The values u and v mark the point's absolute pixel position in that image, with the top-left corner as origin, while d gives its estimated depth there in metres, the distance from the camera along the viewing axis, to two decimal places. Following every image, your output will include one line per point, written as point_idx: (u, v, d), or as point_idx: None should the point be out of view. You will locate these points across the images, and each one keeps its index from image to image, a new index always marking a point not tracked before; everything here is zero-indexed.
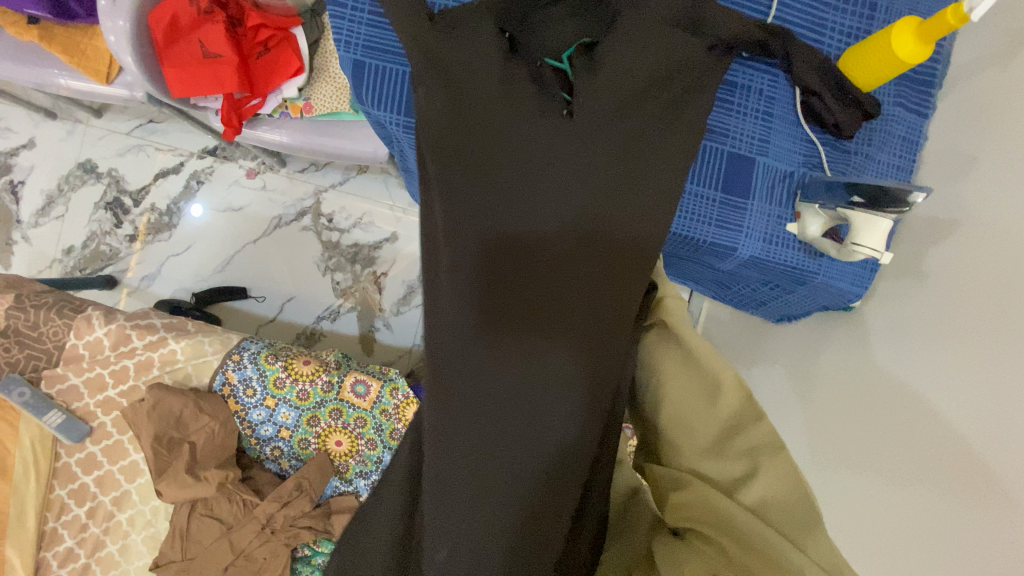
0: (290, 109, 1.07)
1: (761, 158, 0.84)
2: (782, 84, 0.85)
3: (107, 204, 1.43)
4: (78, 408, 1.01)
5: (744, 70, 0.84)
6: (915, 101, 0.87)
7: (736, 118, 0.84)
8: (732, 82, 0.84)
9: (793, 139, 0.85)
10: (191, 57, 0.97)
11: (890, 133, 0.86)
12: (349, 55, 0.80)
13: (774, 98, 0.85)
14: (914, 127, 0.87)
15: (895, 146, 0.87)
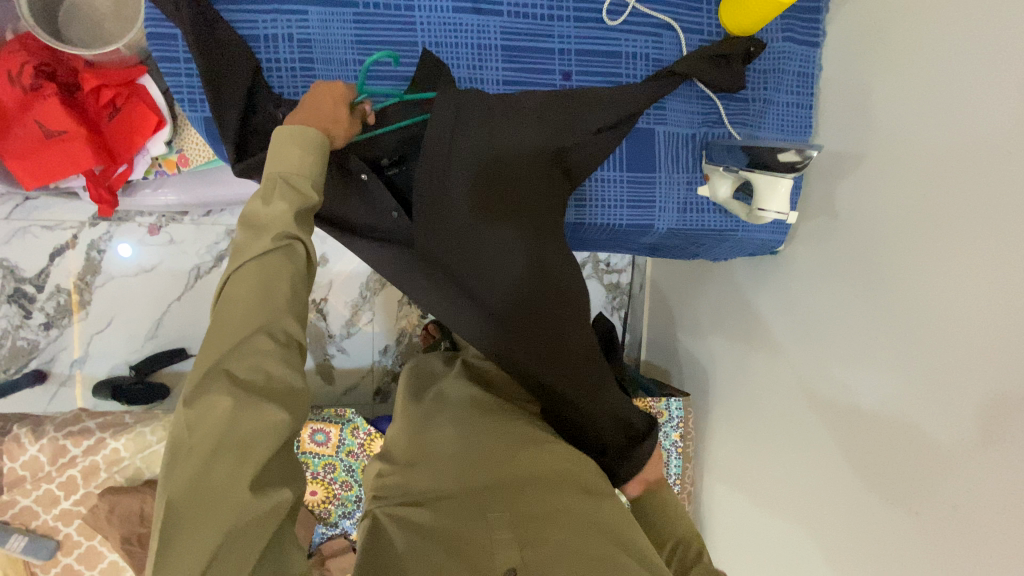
0: (165, 166, 0.98)
1: (660, 127, 0.81)
2: (666, 43, 0.81)
3: (8, 296, 1.33)
4: (38, 527, 0.97)
5: (626, 37, 0.79)
6: (804, 32, 0.84)
7: None
8: (616, 52, 0.79)
9: (689, 98, 0.82)
10: (33, 142, 0.86)
11: (785, 71, 0.83)
12: (198, 114, 0.73)
13: (661, 60, 0.81)
14: (807, 59, 0.84)
15: (792, 83, 0.84)
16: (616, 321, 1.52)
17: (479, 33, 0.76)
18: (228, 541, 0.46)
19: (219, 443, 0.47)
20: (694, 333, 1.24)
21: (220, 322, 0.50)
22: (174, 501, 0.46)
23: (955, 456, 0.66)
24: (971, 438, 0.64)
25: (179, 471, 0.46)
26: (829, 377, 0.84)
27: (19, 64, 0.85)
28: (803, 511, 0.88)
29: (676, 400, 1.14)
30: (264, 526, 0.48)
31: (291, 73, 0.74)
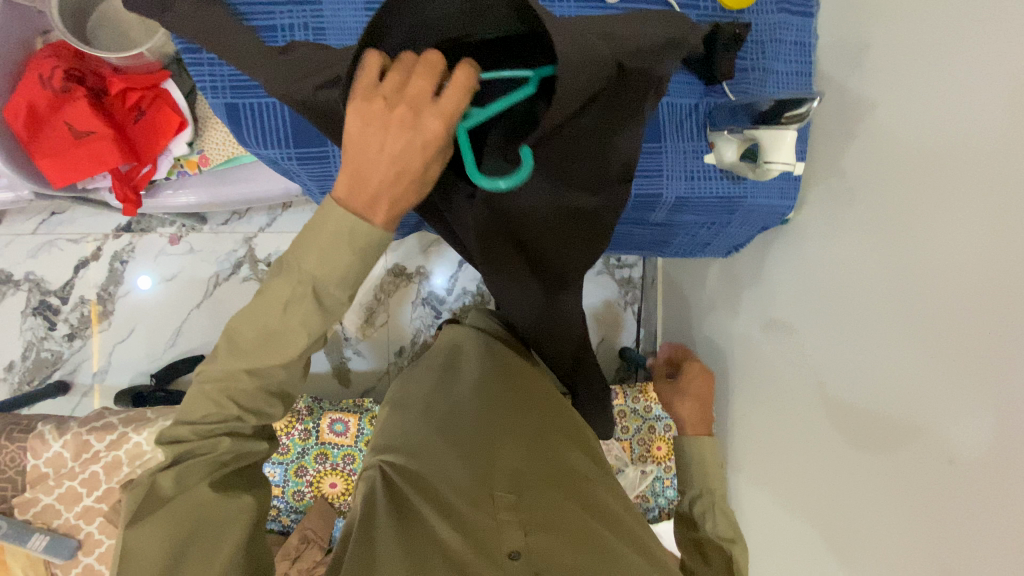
0: (187, 167, 1.03)
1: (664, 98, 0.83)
2: None
3: (35, 309, 1.37)
4: (59, 526, 0.97)
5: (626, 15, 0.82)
6: (798, 3, 0.86)
7: None
8: None
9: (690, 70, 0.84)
10: (62, 143, 0.91)
11: (783, 41, 0.86)
12: (219, 100, 0.76)
13: None
14: (804, 29, 0.87)
15: (791, 53, 0.86)
16: (630, 315, 1.51)
17: None
18: (187, 544, 0.54)
19: (190, 468, 0.55)
20: (709, 317, 1.23)
21: (207, 396, 0.56)
22: (157, 500, 0.54)
23: (973, 399, 0.64)
24: (984, 378, 0.63)
25: (163, 478, 0.54)
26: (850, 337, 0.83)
27: (50, 69, 0.89)
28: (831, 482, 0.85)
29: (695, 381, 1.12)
30: (225, 531, 0.56)
31: None
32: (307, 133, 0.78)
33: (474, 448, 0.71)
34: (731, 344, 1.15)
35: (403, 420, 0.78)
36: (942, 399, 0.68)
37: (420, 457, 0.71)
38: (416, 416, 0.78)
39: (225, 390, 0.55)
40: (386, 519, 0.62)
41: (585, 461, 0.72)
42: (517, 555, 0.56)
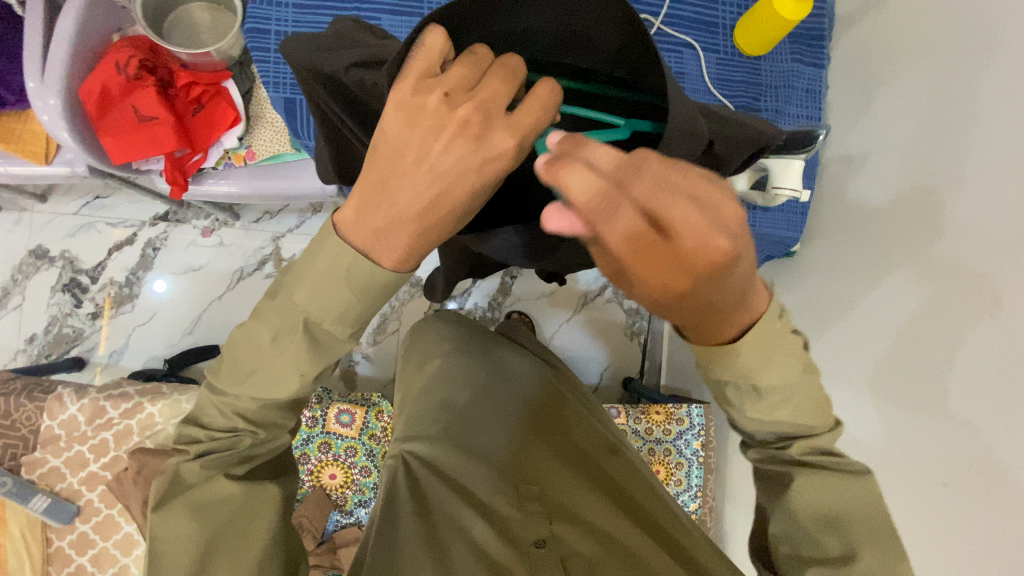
0: (234, 159, 1.10)
1: None
2: (688, 59, 0.92)
3: (65, 285, 1.43)
4: (62, 490, 0.99)
5: None
6: (811, 55, 0.94)
7: None
8: None
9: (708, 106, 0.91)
10: (127, 124, 0.99)
11: (795, 88, 0.93)
12: (279, 95, 0.85)
13: (683, 72, 0.91)
14: (815, 79, 0.94)
15: (802, 99, 0.94)
16: (636, 344, 1.54)
17: None
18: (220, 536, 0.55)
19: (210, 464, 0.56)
20: None
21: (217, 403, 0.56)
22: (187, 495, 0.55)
23: (969, 422, 0.67)
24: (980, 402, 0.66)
25: (189, 472, 0.56)
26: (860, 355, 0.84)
27: (126, 56, 0.98)
28: None
29: (697, 407, 1.14)
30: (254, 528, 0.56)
31: None
32: None
33: (495, 447, 0.76)
34: None
35: (416, 408, 0.83)
36: (940, 424, 0.71)
37: (438, 441, 0.76)
38: (431, 404, 0.82)
39: (229, 407, 0.55)
40: (410, 503, 0.68)
41: (597, 455, 0.78)
42: (542, 543, 0.66)
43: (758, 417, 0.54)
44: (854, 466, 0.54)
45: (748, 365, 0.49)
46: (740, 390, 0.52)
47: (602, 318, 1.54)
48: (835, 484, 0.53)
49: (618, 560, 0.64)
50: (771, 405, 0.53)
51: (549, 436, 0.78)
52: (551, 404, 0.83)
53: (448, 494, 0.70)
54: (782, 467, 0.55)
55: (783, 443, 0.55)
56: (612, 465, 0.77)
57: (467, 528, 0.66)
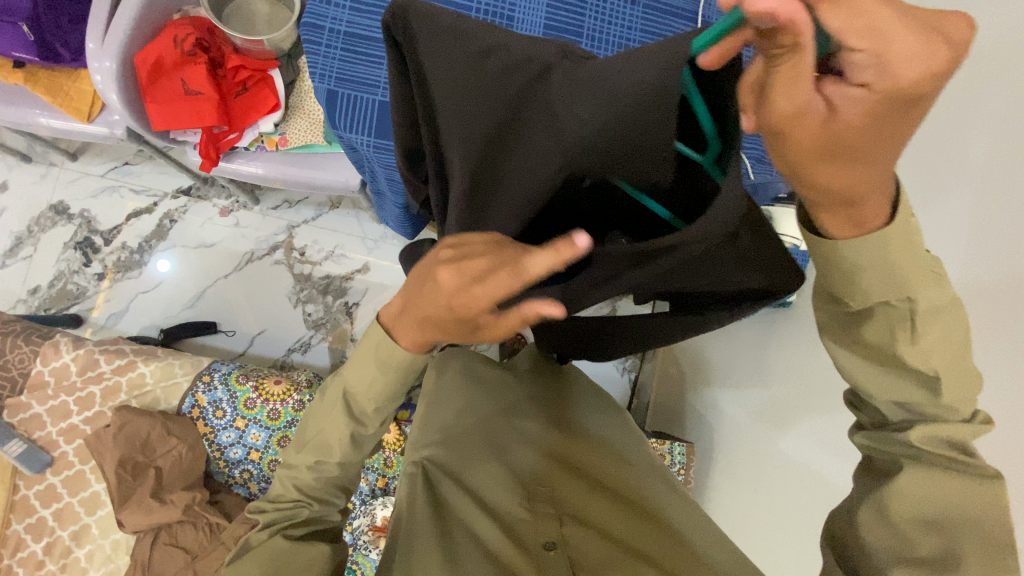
0: (266, 143, 1.14)
1: None
2: None
3: (77, 243, 1.45)
4: (39, 438, 0.99)
5: None
6: None
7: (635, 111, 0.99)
8: None
9: None
10: (173, 95, 1.04)
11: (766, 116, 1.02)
12: (323, 86, 0.91)
13: None
14: None
15: None
16: (626, 380, 1.55)
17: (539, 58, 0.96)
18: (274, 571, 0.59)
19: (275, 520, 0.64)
20: (701, 390, 1.28)
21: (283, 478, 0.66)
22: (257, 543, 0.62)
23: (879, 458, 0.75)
24: None
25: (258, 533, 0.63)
26: (812, 406, 0.89)
27: (185, 33, 1.04)
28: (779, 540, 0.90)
29: (679, 446, 1.15)
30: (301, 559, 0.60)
31: None
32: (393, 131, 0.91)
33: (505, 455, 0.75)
34: (718, 418, 1.18)
35: (433, 411, 0.83)
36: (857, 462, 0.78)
37: (452, 445, 0.76)
38: (447, 410, 0.82)
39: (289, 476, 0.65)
40: (424, 506, 0.67)
41: (609, 465, 0.76)
42: (552, 545, 0.64)
43: (868, 372, 0.52)
44: (986, 470, 0.48)
45: (874, 291, 0.48)
46: (886, 312, 0.49)
47: None
48: (940, 484, 0.48)
49: (630, 564, 0.62)
50: (876, 366, 0.51)
51: (561, 440, 0.78)
52: (563, 412, 0.83)
53: (459, 497, 0.69)
54: (899, 450, 0.51)
55: (911, 423, 0.51)
56: (626, 474, 0.76)
57: (477, 531, 0.66)
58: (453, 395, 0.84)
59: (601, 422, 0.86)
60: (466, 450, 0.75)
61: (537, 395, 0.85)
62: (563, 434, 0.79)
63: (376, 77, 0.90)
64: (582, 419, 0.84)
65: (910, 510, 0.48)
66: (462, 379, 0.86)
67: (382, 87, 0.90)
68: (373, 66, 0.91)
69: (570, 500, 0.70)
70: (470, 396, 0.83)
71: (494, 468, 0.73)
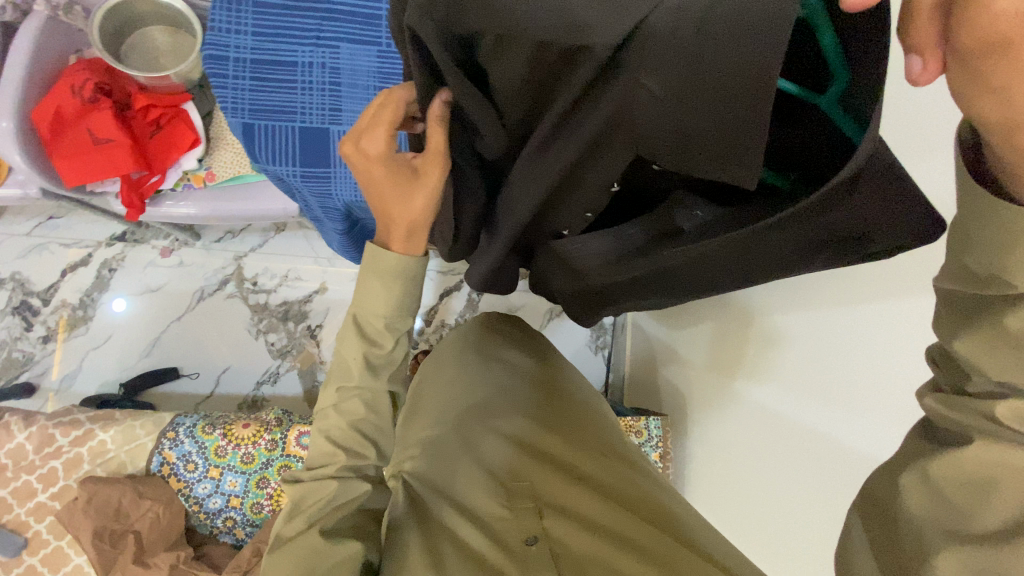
0: (193, 181, 1.10)
1: None
2: None
3: (15, 308, 1.38)
4: (8, 522, 0.96)
5: None
6: None
7: None
8: None
9: None
10: (81, 146, 0.98)
11: None
12: (237, 119, 0.87)
13: None
14: None
15: None
16: (600, 358, 1.58)
17: None
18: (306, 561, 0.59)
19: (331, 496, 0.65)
20: (672, 360, 1.30)
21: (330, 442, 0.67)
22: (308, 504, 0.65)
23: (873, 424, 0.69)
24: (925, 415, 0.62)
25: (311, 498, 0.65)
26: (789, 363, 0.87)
27: (82, 80, 0.98)
28: (768, 498, 0.90)
29: (653, 420, 1.18)
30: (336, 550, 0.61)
31: (318, 94, 0.88)
32: (319, 159, 0.88)
33: (482, 452, 0.74)
34: (690, 387, 1.21)
35: (420, 419, 0.83)
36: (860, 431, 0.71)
37: (435, 454, 0.75)
38: (431, 414, 0.82)
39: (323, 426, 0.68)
40: (412, 523, 0.68)
41: (599, 454, 0.73)
42: (533, 539, 0.63)
43: (992, 352, 0.37)
44: None
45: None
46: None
47: (567, 334, 1.56)
48: (1013, 459, 0.37)
49: (615, 554, 0.60)
50: (1006, 346, 0.36)
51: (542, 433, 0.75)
52: (542, 402, 0.80)
53: (440, 504, 0.69)
54: (974, 421, 0.39)
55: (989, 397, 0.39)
56: (609, 462, 0.73)
57: (459, 535, 0.65)
58: (437, 402, 0.84)
59: (583, 410, 0.82)
60: (446, 456, 0.75)
61: (517, 386, 0.82)
62: (541, 425, 0.76)
63: (292, 103, 0.88)
64: (556, 404, 0.81)
65: (956, 478, 0.39)
66: (449, 382, 0.86)
67: (300, 112, 0.88)
68: (289, 92, 0.88)
69: (550, 490, 0.69)
70: (453, 400, 0.82)
71: (471, 472, 0.71)
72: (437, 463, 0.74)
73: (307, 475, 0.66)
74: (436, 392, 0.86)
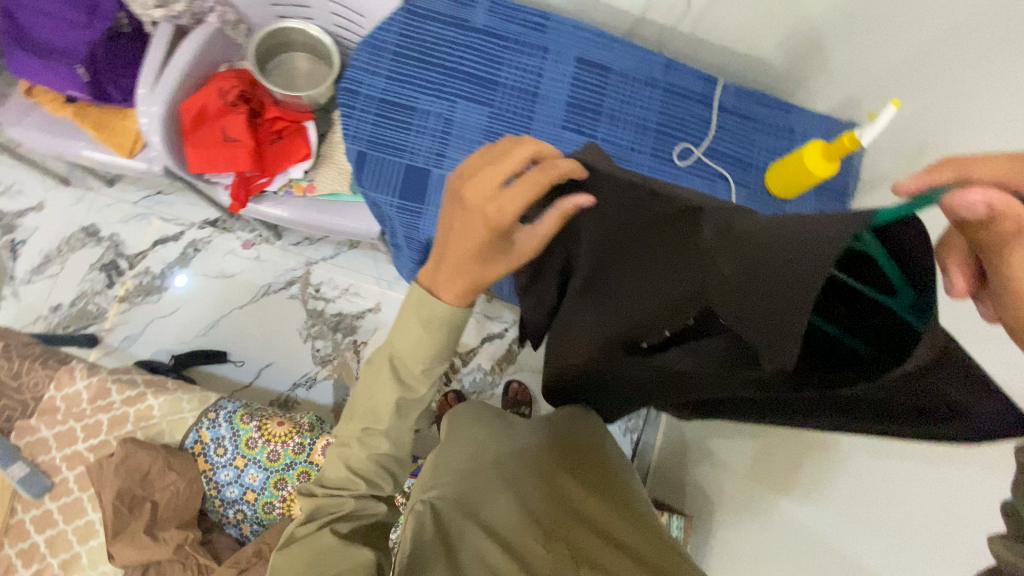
0: (294, 189, 1.19)
1: (667, 113, 1.03)
2: (692, 84, 1.04)
3: (103, 265, 1.51)
4: (43, 462, 1.02)
5: (671, 86, 1.04)
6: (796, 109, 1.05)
7: (641, 108, 1.03)
8: (641, 88, 1.03)
9: (698, 113, 1.04)
10: (212, 140, 1.09)
11: (764, 104, 1.05)
12: (355, 147, 0.96)
13: (687, 92, 1.04)
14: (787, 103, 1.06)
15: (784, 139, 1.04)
16: (628, 441, 1.53)
17: (554, 72, 1.02)
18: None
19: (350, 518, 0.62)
20: (704, 460, 1.26)
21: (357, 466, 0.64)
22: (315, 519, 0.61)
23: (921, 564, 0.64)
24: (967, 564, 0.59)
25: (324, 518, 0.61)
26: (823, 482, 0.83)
27: (230, 85, 1.10)
28: None
29: (674, 518, 1.14)
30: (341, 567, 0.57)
31: (428, 138, 0.97)
32: (415, 195, 0.95)
33: (518, 493, 0.73)
34: (718, 493, 1.17)
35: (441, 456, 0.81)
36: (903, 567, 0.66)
37: (463, 487, 0.73)
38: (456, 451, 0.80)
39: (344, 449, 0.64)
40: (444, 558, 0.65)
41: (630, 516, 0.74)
42: None
43: None
44: None
45: None
46: None
47: None
48: None
49: None
50: None
51: (574, 486, 0.75)
52: (578, 455, 0.80)
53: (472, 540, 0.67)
54: None
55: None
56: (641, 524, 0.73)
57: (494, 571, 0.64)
58: (462, 437, 0.82)
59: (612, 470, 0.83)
60: (471, 495, 0.72)
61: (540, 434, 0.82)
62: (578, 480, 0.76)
63: (404, 143, 0.97)
64: (588, 456, 0.81)
65: None
66: (476, 422, 0.85)
67: (409, 153, 0.97)
68: (403, 133, 0.97)
69: (586, 544, 0.68)
70: (485, 441, 0.80)
71: (505, 515, 0.70)
72: (467, 496, 0.72)
73: (321, 490, 0.64)
74: (464, 427, 0.84)
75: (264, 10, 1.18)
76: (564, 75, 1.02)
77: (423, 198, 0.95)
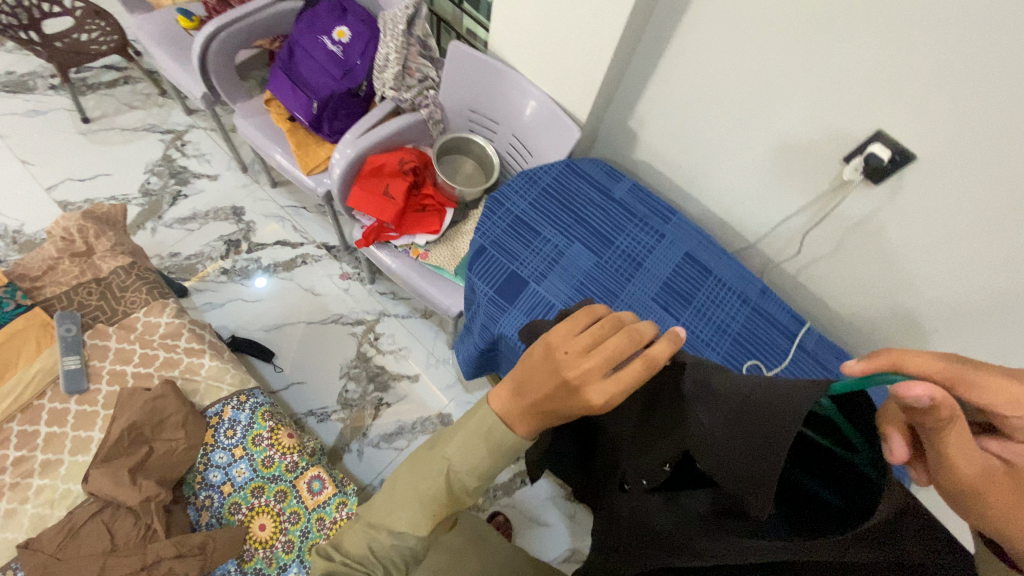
0: (411, 251, 1.36)
1: (749, 322, 1.11)
2: (777, 311, 1.13)
3: (229, 240, 1.74)
4: (93, 366, 1.11)
5: (758, 304, 1.13)
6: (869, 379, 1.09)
7: (727, 313, 1.11)
8: (732, 295, 1.13)
9: (777, 339, 1.10)
10: (375, 190, 1.31)
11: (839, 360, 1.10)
12: (479, 240, 1.12)
13: (770, 315, 1.12)
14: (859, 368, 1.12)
15: None
16: None
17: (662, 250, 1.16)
18: None
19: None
20: None
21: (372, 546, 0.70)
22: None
23: None
24: None
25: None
26: None
27: (410, 158, 1.34)
28: None
29: None
30: None
31: (539, 259, 1.11)
32: (508, 295, 1.07)
33: None
34: None
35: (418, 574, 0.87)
36: None
37: None
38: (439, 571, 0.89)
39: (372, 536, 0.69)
40: None
41: None
42: None
43: None
44: None
45: None
46: None
47: None
48: None
49: None
50: None
51: None
52: None
53: None
54: None
55: None
56: None
57: None
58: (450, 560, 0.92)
59: None
60: None
61: None
62: None
63: (519, 253, 1.11)
64: None
65: None
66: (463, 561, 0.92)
67: (519, 262, 1.10)
68: (522, 246, 1.12)
69: None
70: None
71: None
72: None
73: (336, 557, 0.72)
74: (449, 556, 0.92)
75: (460, 113, 1.41)
76: (673, 260, 1.16)
77: (514, 301, 1.06)
